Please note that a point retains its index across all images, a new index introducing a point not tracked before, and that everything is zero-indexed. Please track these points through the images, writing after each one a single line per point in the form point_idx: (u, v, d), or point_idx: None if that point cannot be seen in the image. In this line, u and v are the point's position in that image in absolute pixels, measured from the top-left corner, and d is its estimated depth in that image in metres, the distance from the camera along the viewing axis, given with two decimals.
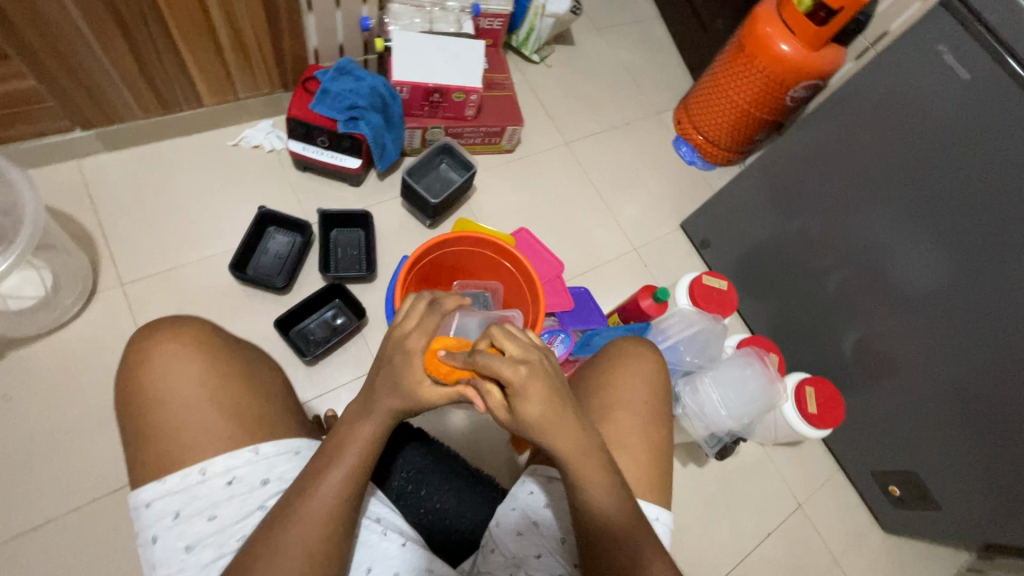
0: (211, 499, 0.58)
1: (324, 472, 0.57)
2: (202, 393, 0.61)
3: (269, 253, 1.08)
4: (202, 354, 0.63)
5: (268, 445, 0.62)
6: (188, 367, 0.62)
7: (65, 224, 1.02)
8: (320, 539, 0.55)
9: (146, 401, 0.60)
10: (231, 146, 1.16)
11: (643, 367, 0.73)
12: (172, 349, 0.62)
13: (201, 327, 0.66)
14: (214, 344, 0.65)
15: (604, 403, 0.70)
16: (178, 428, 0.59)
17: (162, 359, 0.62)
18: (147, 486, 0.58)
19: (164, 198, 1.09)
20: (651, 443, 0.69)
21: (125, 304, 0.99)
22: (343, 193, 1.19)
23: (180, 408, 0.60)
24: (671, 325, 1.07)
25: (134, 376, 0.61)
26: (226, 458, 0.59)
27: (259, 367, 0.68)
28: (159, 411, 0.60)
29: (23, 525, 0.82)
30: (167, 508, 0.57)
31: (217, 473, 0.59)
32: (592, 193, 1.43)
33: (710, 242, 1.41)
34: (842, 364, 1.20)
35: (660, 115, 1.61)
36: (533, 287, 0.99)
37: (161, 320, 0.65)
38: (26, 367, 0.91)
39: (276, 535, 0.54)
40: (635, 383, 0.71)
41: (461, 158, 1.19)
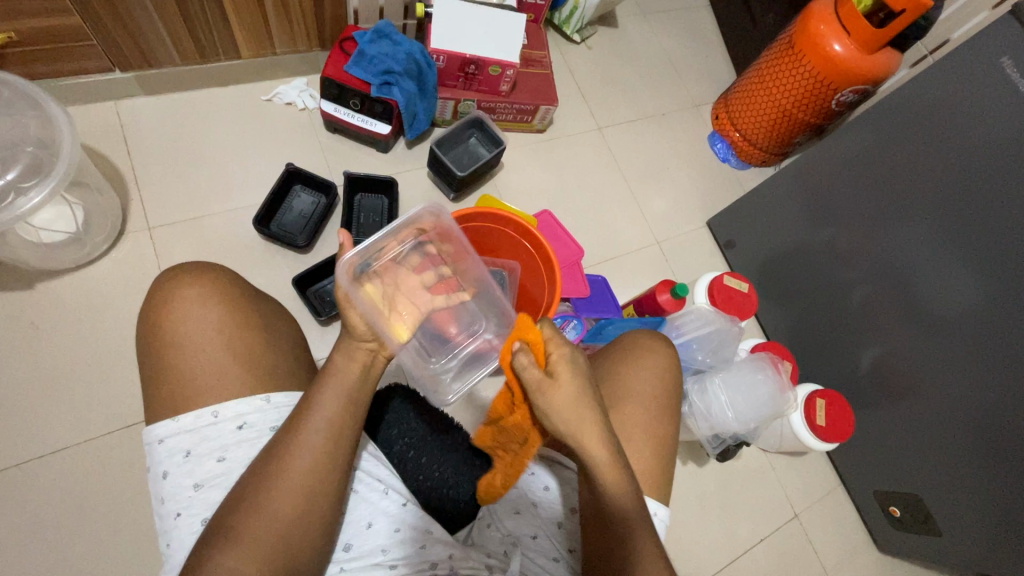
0: (220, 441, 0.60)
1: (317, 399, 0.59)
2: (218, 339, 0.62)
3: (293, 211, 1.08)
4: (221, 302, 0.64)
5: (279, 395, 0.64)
6: (205, 311, 0.63)
7: (100, 164, 1.04)
8: (311, 459, 0.57)
9: (162, 341, 0.62)
10: (264, 101, 1.17)
11: (655, 361, 0.72)
12: (191, 293, 0.63)
13: (221, 273, 0.67)
14: (232, 291, 0.66)
15: (613, 393, 0.70)
16: (192, 370, 0.61)
17: (183, 301, 0.63)
18: (160, 422, 0.60)
19: (195, 147, 1.10)
20: (650, 430, 0.68)
21: (151, 248, 1.01)
22: (370, 157, 1.19)
23: (194, 351, 0.61)
24: (687, 323, 1.05)
25: (152, 316, 0.63)
26: (239, 403, 0.61)
27: (271, 320, 0.69)
28: (174, 354, 0.61)
29: (39, 449, 0.86)
30: (178, 446, 0.59)
31: (227, 417, 0.60)
32: (620, 181, 1.41)
33: (735, 243, 1.38)
34: (857, 380, 1.18)
35: (698, 107, 1.57)
36: (550, 267, 0.99)
37: (182, 267, 0.67)
38: (54, 298, 0.93)
39: (275, 459, 0.56)
40: (645, 373, 0.71)
41: (491, 134, 1.17)
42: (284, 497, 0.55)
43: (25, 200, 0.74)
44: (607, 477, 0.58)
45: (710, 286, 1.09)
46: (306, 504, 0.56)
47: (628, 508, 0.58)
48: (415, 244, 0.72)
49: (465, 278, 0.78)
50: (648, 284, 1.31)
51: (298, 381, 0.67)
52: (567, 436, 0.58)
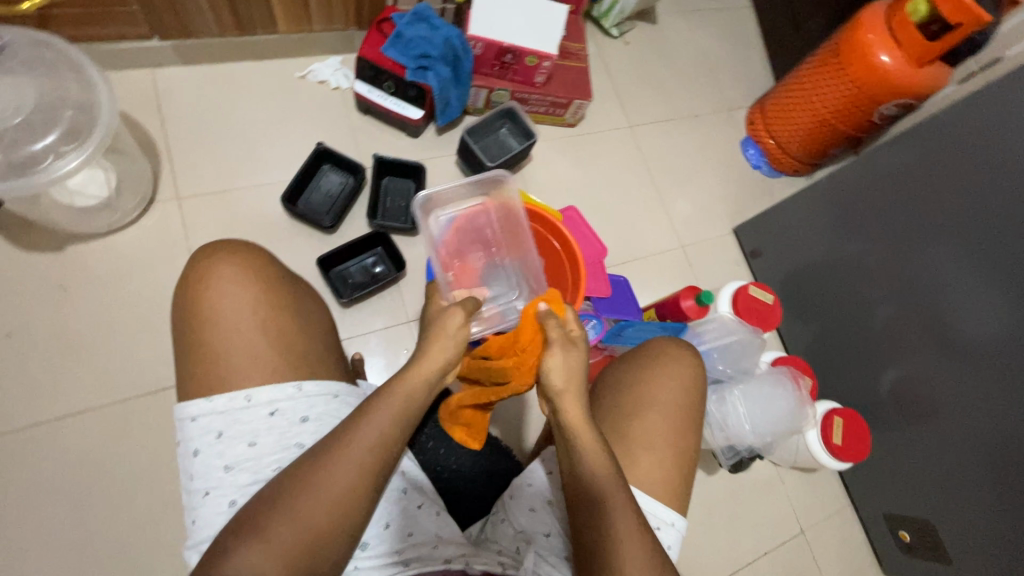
0: (252, 425, 0.60)
1: (379, 407, 0.60)
2: (252, 319, 0.63)
3: (321, 190, 1.08)
4: (257, 282, 0.66)
5: (311, 384, 0.64)
6: (241, 291, 0.64)
7: (134, 131, 1.04)
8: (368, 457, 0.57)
9: (198, 316, 0.63)
10: (298, 78, 1.16)
11: (680, 370, 0.71)
12: (228, 273, 0.65)
13: (258, 255, 0.69)
14: (268, 274, 0.68)
15: (637, 399, 0.69)
16: (224, 348, 0.61)
17: (220, 280, 0.64)
18: (193, 400, 0.60)
19: (227, 120, 1.10)
20: (672, 439, 0.67)
21: (179, 218, 1.01)
22: (400, 142, 1.18)
23: (227, 330, 0.62)
24: (708, 330, 1.04)
25: (189, 291, 0.64)
26: (272, 389, 0.61)
27: (300, 304, 0.69)
28: (208, 332, 0.62)
29: (63, 409, 0.87)
30: (211, 426, 0.60)
31: (260, 402, 0.61)
32: (648, 182, 1.39)
33: (761, 252, 1.36)
34: (877, 401, 1.15)
35: (733, 111, 1.54)
36: (576, 268, 0.99)
37: (219, 245, 0.68)
38: (83, 262, 0.94)
39: (333, 455, 0.56)
40: (669, 382, 0.70)
41: (523, 126, 1.16)
42: (335, 492, 0.55)
43: (63, 163, 0.74)
44: (590, 456, 0.59)
45: (734, 295, 1.07)
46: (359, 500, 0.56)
47: (613, 498, 0.58)
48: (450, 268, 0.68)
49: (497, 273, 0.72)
50: (669, 288, 1.29)
51: (324, 367, 0.67)
52: (557, 385, 0.63)
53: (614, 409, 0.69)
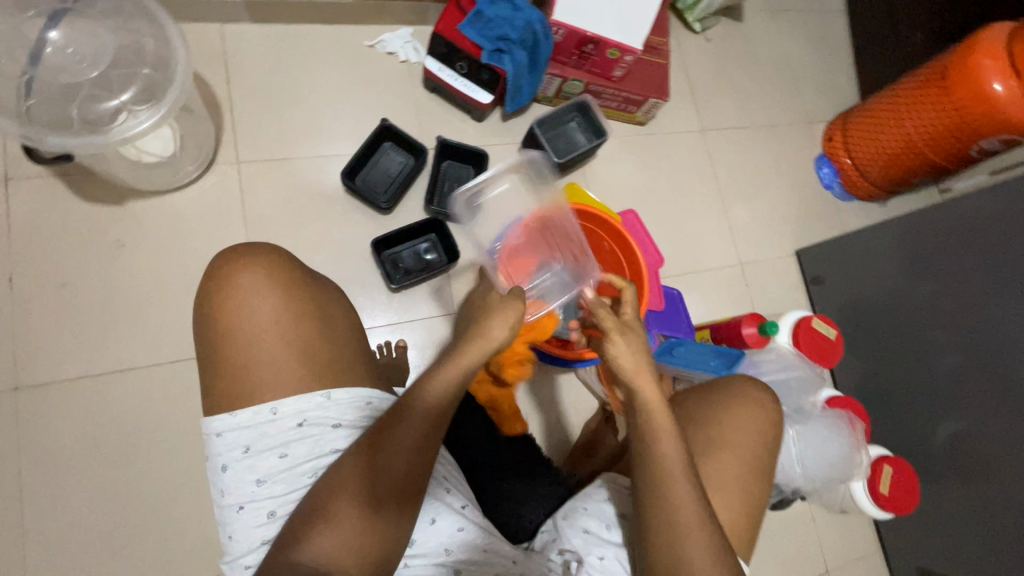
0: (279, 437, 0.59)
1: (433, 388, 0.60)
2: (276, 332, 0.60)
3: (380, 168, 1.05)
4: (282, 284, 0.62)
5: (340, 391, 0.62)
6: (261, 303, 0.60)
7: (199, 88, 1.02)
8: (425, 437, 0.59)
9: (223, 329, 0.60)
10: (367, 47, 1.11)
11: (755, 412, 0.68)
12: (243, 282, 0.61)
13: (271, 256, 0.63)
14: (287, 277, 0.63)
15: (709, 438, 0.66)
16: (262, 351, 0.60)
17: (237, 293, 0.60)
18: (218, 416, 0.59)
19: (292, 85, 1.06)
20: (744, 483, 0.65)
21: (238, 183, 0.99)
22: (463, 124, 1.14)
23: (253, 342, 0.60)
24: (766, 362, 1.01)
25: (208, 300, 0.61)
26: (298, 401, 0.60)
27: (326, 304, 0.65)
28: (238, 341, 0.59)
29: (115, 364, 0.88)
30: (238, 441, 0.59)
31: (287, 413, 0.59)
32: (713, 192, 1.32)
33: (823, 279, 1.29)
34: (928, 453, 1.10)
35: (811, 124, 1.44)
36: (636, 271, 0.95)
37: (229, 249, 0.64)
38: (142, 219, 0.94)
39: (390, 448, 0.57)
40: (744, 423, 0.67)
41: (595, 122, 1.11)
42: (394, 477, 0.57)
43: (135, 121, 0.72)
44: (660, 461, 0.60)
45: (795, 327, 1.02)
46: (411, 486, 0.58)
47: (695, 520, 0.58)
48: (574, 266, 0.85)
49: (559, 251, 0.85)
50: (722, 306, 1.24)
51: None
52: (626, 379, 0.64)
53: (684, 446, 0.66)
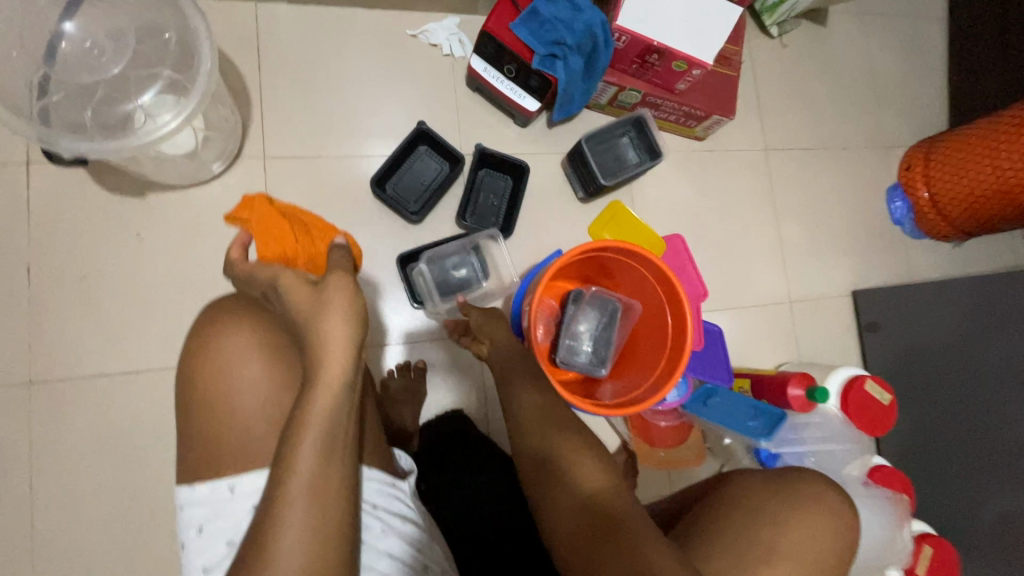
0: (234, 519, 0.57)
1: (306, 408, 0.50)
2: (257, 403, 0.58)
3: (413, 174, 0.98)
4: (271, 348, 0.59)
5: None
6: (242, 371, 0.58)
7: (229, 72, 0.95)
8: (319, 461, 0.49)
9: (207, 395, 0.58)
10: (409, 37, 1.02)
11: (817, 513, 0.63)
12: (229, 347, 0.59)
13: (260, 317, 0.61)
14: (275, 339, 0.60)
15: (767, 543, 0.60)
16: (244, 418, 0.57)
17: (222, 357, 0.58)
18: (183, 488, 0.59)
19: (326, 75, 0.99)
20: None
21: (264, 179, 0.94)
22: (505, 129, 1.05)
23: (233, 409, 0.58)
24: (810, 428, 0.94)
25: (192, 359, 0.59)
26: (253, 482, 0.57)
27: None
28: (225, 405, 0.58)
29: (132, 363, 0.86)
30: (194, 520, 0.57)
31: (247, 492, 0.57)
32: (769, 218, 1.21)
33: (879, 327, 1.18)
34: (974, 530, 1.01)
35: (889, 148, 1.30)
36: (676, 305, 0.84)
37: (226, 305, 0.62)
38: (164, 212, 0.89)
39: (274, 483, 0.49)
40: (805, 528, 0.62)
41: (650, 141, 1.03)
42: (295, 521, 0.47)
43: (165, 120, 0.67)
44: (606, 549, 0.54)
45: (844, 390, 0.94)
46: (324, 536, 0.48)
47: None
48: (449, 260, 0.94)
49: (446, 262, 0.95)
50: (763, 346, 1.15)
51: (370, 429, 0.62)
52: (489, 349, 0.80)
53: (743, 551, 0.60)
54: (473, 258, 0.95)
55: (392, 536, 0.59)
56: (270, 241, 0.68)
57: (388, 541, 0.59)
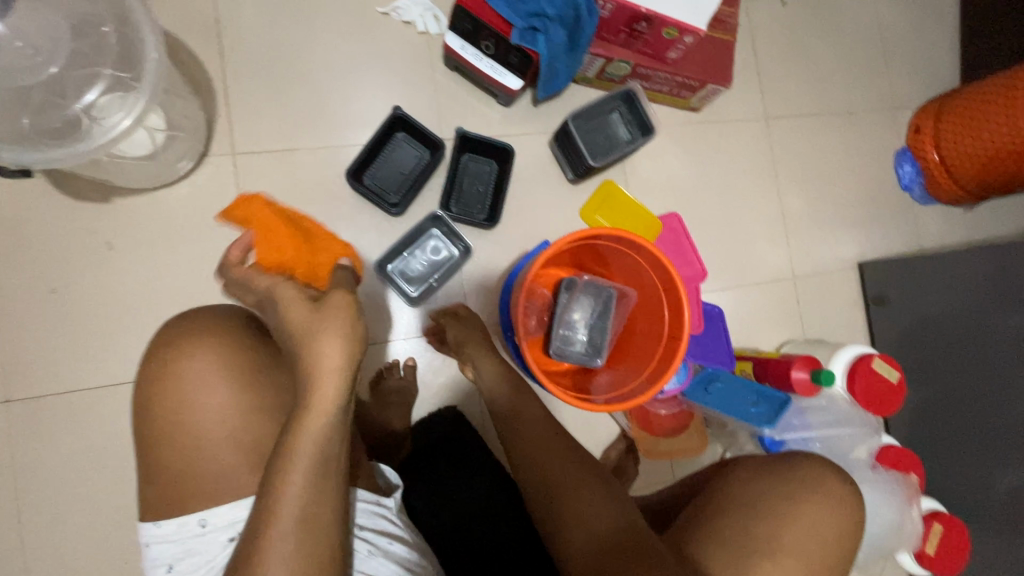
0: (209, 552, 0.57)
1: (294, 442, 0.48)
2: (218, 431, 0.58)
3: (391, 163, 0.93)
4: (230, 372, 0.59)
5: None
6: (202, 399, 0.58)
7: (190, 64, 0.89)
8: (307, 492, 0.48)
9: (163, 425, 0.58)
10: (380, 15, 0.96)
11: (816, 511, 0.59)
12: (185, 371, 0.58)
13: (218, 339, 0.60)
14: (235, 362, 0.59)
15: (769, 539, 0.57)
16: (203, 447, 0.58)
17: (179, 384, 0.58)
18: (144, 527, 0.58)
19: (293, 60, 0.93)
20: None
21: (234, 178, 0.89)
22: (488, 110, 0.99)
23: (192, 439, 0.58)
24: (815, 412, 0.91)
25: (149, 386, 0.59)
26: (227, 513, 0.57)
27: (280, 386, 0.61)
28: (182, 435, 0.57)
29: (110, 377, 0.83)
30: (162, 558, 0.57)
31: (220, 525, 0.57)
32: (770, 191, 1.15)
33: (887, 300, 1.14)
34: (988, 502, 0.99)
35: (897, 110, 1.23)
36: (672, 294, 0.80)
37: (180, 326, 0.61)
38: (131, 218, 0.85)
39: (262, 511, 0.48)
40: (807, 525, 0.58)
41: (642, 116, 0.97)
42: (283, 550, 0.47)
43: (116, 119, 0.65)
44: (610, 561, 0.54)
45: (849, 370, 0.91)
46: (314, 564, 0.47)
47: None
48: (417, 242, 0.92)
49: (418, 248, 0.92)
50: (766, 325, 1.12)
51: None
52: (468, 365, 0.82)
53: (743, 550, 0.56)
54: (436, 229, 0.93)
55: (379, 558, 0.57)
56: (269, 247, 0.69)
57: (373, 563, 0.57)
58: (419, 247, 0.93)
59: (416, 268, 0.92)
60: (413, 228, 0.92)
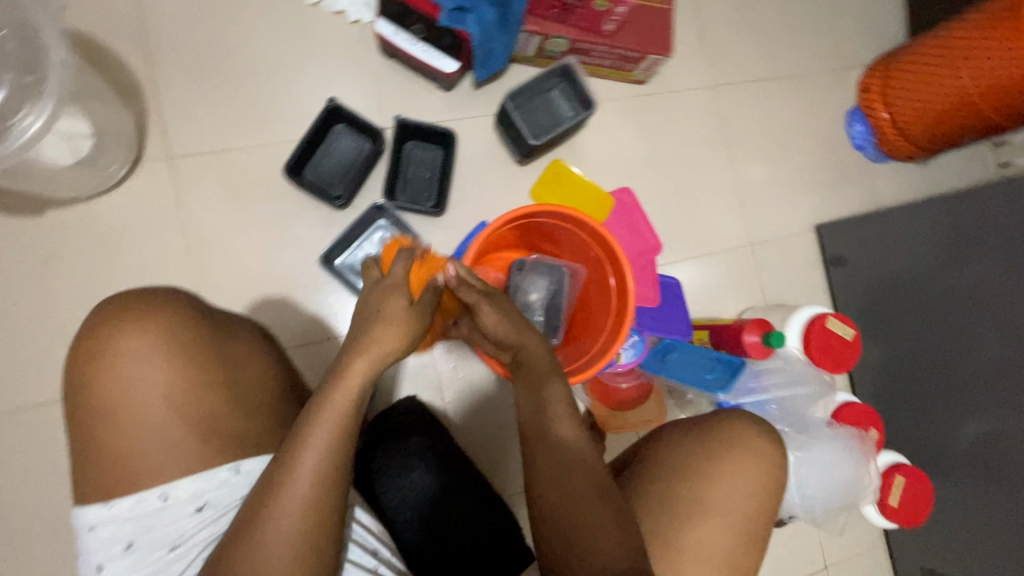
0: (173, 525, 0.57)
1: (324, 409, 0.54)
2: (164, 411, 0.58)
3: (332, 155, 0.92)
4: (178, 352, 0.59)
5: (250, 463, 0.60)
6: (148, 378, 0.58)
7: (116, 69, 0.88)
8: (326, 454, 0.52)
9: (104, 407, 0.57)
10: (311, 7, 0.94)
11: (744, 469, 0.64)
12: (128, 352, 0.58)
13: (165, 320, 0.60)
14: (182, 342, 0.60)
15: (694, 501, 0.62)
16: (145, 430, 0.57)
17: (122, 365, 0.57)
18: (94, 508, 0.57)
19: (224, 59, 0.91)
20: (729, 552, 0.62)
21: (171, 182, 0.88)
22: (429, 96, 0.98)
23: (135, 421, 0.57)
24: (771, 373, 0.92)
25: (89, 368, 0.58)
26: (193, 483, 0.57)
27: (229, 368, 0.62)
28: (124, 417, 0.57)
29: (54, 392, 0.82)
30: (119, 536, 0.56)
31: (184, 498, 0.57)
32: (723, 161, 1.15)
33: (844, 261, 1.14)
34: (950, 453, 0.99)
35: (846, 70, 1.22)
36: (617, 268, 0.81)
37: (122, 307, 0.60)
38: (68, 229, 0.84)
39: (281, 463, 0.52)
40: (735, 485, 0.63)
41: (582, 91, 0.96)
42: (283, 526, 0.50)
43: (24, 123, 0.64)
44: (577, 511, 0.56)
45: (805, 330, 0.91)
46: (321, 520, 0.51)
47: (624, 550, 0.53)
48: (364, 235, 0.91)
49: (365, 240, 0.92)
50: (726, 294, 1.12)
51: None
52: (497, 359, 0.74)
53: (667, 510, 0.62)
54: (382, 219, 0.92)
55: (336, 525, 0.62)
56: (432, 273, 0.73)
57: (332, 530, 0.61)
58: (367, 240, 0.92)
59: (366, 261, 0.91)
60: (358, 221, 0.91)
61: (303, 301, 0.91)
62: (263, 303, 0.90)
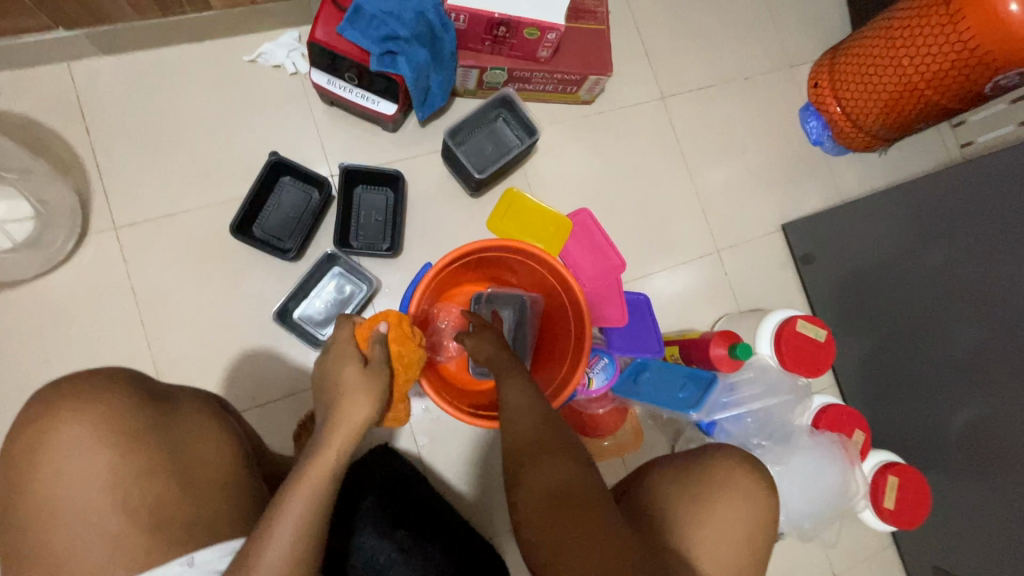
0: None
1: (295, 482, 0.51)
2: (105, 503, 0.54)
3: (281, 208, 0.92)
4: (118, 438, 0.55)
5: (205, 553, 0.54)
6: (86, 470, 0.54)
7: (55, 146, 0.88)
8: (298, 531, 0.48)
9: (41, 503, 0.53)
10: (247, 63, 0.94)
11: (730, 508, 0.62)
12: (63, 443, 0.54)
13: (103, 405, 0.56)
14: (123, 427, 0.56)
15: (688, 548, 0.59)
16: (87, 524, 0.53)
17: (56, 458, 0.54)
18: None
19: (164, 125, 0.91)
20: None
21: (119, 252, 0.87)
22: (374, 138, 0.98)
23: (75, 516, 0.54)
24: (745, 385, 0.90)
25: (22, 464, 0.54)
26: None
27: (175, 446, 0.58)
28: (61, 513, 0.53)
29: None
30: None
31: None
32: (680, 171, 1.14)
33: (814, 258, 1.13)
34: (943, 446, 0.96)
35: (794, 68, 1.23)
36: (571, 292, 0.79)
37: (57, 393, 0.56)
38: (19, 312, 0.84)
39: (251, 549, 0.48)
40: (723, 527, 0.61)
41: (524, 119, 0.96)
42: None
43: None
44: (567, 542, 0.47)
45: (776, 336, 0.89)
46: None
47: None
48: (318, 285, 0.91)
49: (319, 289, 0.91)
50: (699, 303, 1.10)
51: (232, 515, 0.58)
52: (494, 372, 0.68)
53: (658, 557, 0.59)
54: (335, 267, 0.91)
55: None
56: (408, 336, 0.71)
57: None
58: (322, 288, 0.91)
59: (321, 310, 0.90)
60: (310, 271, 0.90)
61: (265, 357, 0.89)
62: (222, 365, 0.88)
